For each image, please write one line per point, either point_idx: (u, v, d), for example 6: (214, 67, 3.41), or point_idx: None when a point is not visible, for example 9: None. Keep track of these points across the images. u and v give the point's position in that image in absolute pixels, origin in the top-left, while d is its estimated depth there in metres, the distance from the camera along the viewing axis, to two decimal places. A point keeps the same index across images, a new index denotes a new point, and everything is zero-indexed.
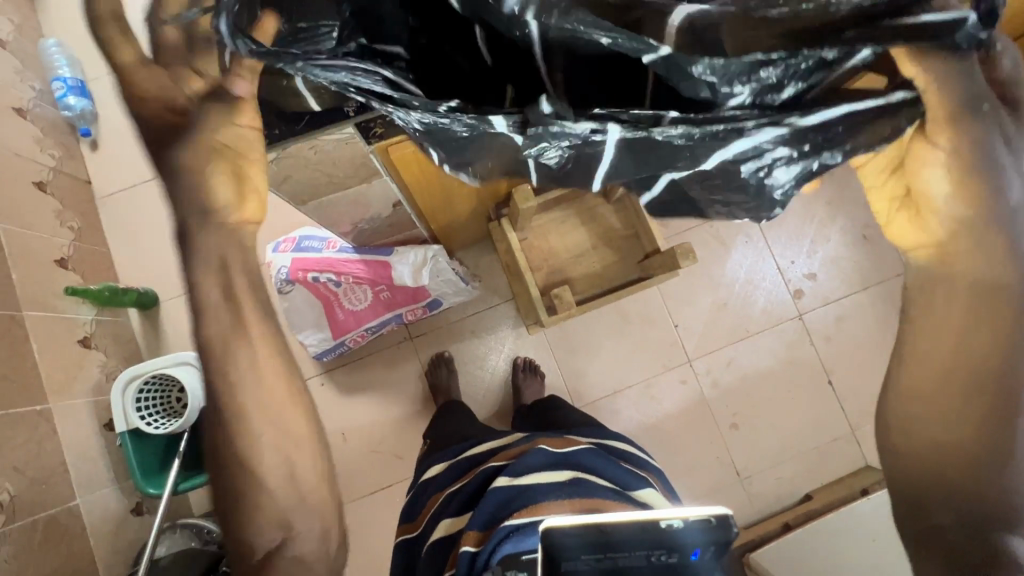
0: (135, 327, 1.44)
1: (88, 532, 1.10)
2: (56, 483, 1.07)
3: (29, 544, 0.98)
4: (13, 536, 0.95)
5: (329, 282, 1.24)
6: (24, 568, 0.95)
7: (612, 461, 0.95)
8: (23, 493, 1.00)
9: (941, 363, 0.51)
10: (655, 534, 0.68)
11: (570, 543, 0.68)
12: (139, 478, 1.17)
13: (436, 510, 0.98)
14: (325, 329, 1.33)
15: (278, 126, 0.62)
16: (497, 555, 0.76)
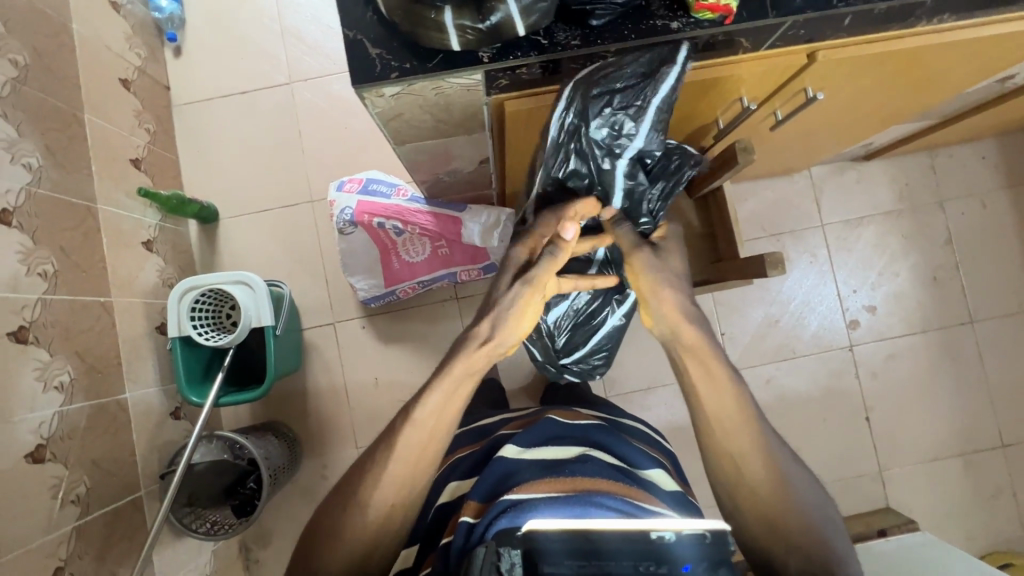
0: (193, 238, 1.47)
1: (132, 427, 1.13)
2: (110, 374, 1.10)
3: (81, 428, 1.02)
4: (68, 416, 0.99)
5: (392, 229, 1.24)
6: (74, 449, 0.99)
7: (622, 439, 0.88)
8: (81, 378, 1.03)
9: (733, 435, 0.66)
10: (644, 543, 0.60)
11: (554, 549, 0.60)
12: (183, 385, 1.19)
13: (441, 474, 0.93)
14: (377, 275, 1.34)
15: (409, 61, 0.61)
16: (491, 530, 0.65)
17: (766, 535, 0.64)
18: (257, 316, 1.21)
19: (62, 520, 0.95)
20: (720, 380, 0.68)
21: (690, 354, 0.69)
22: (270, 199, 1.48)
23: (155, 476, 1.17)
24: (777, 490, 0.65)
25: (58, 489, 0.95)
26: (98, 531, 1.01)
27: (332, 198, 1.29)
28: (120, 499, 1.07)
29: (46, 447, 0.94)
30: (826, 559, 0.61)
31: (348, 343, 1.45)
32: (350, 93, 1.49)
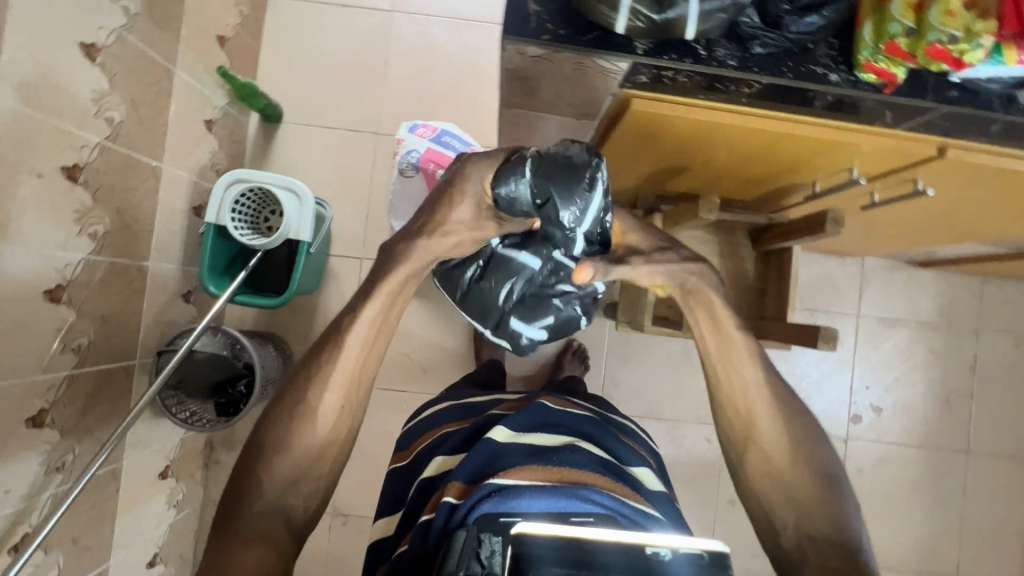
0: (250, 132, 1.44)
1: (144, 295, 1.12)
2: (140, 239, 1.09)
3: (99, 281, 1.00)
4: (91, 267, 0.98)
5: None
6: (89, 298, 0.98)
7: (613, 435, 0.86)
8: (113, 233, 1.02)
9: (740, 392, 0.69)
10: (639, 562, 0.54)
11: (543, 556, 0.53)
12: (205, 273, 1.18)
13: (428, 446, 0.92)
14: None
15: (565, 29, 0.60)
16: (473, 513, 0.65)
17: (770, 488, 0.65)
18: (295, 229, 1.19)
19: (59, 364, 0.94)
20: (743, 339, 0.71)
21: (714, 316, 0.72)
22: (337, 118, 1.46)
23: (152, 351, 1.17)
24: (781, 447, 0.66)
25: (62, 334, 0.93)
26: (87, 384, 1.00)
27: (401, 136, 1.28)
28: (115, 361, 1.07)
29: (65, 289, 0.93)
30: (820, 513, 0.63)
31: None
32: (447, 39, 1.47)
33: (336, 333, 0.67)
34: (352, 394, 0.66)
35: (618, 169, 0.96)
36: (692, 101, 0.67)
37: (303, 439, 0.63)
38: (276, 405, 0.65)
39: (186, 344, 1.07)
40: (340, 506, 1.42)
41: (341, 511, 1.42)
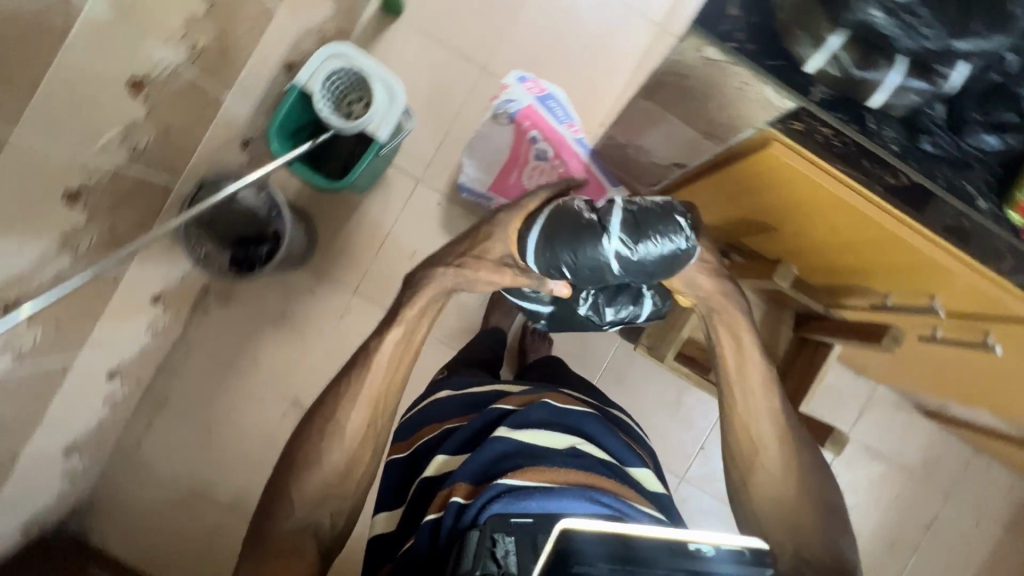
0: (364, 16, 1.41)
1: (205, 127, 1.11)
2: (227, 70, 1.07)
3: (175, 92, 0.98)
4: (176, 74, 0.95)
5: (539, 150, 1.21)
6: (161, 105, 0.97)
7: (611, 431, 0.84)
8: (208, 53, 1.00)
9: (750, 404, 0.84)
10: (683, 556, 0.59)
11: (593, 551, 0.56)
12: (274, 128, 1.15)
13: (431, 441, 0.87)
14: (490, 174, 1.31)
15: (753, 44, 0.57)
16: (485, 514, 0.66)
17: (764, 517, 0.79)
18: (373, 125, 1.16)
19: (110, 154, 0.92)
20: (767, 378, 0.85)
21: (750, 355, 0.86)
22: (453, 40, 1.42)
23: (193, 181, 1.16)
24: (784, 468, 0.81)
25: (126, 128, 0.92)
26: (126, 186, 0.99)
27: (507, 82, 1.24)
28: (157, 177, 1.06)
29: (147, 85, 0.91)
30: (815, 539, 0.77)
31: (416, 206, 1.43)
32: (588, 10, 1.43)
33: (366, 355, 0.85)
34: (375, 421, 0.83)
35: (710, 199, 0.93)
36: (829, 169, 0.64)
37: (328, 457, 0.80)
38: (312, 427, 0.82)
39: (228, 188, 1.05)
40: (301, 399, 1.43)
41: (301, 404, 1.43)
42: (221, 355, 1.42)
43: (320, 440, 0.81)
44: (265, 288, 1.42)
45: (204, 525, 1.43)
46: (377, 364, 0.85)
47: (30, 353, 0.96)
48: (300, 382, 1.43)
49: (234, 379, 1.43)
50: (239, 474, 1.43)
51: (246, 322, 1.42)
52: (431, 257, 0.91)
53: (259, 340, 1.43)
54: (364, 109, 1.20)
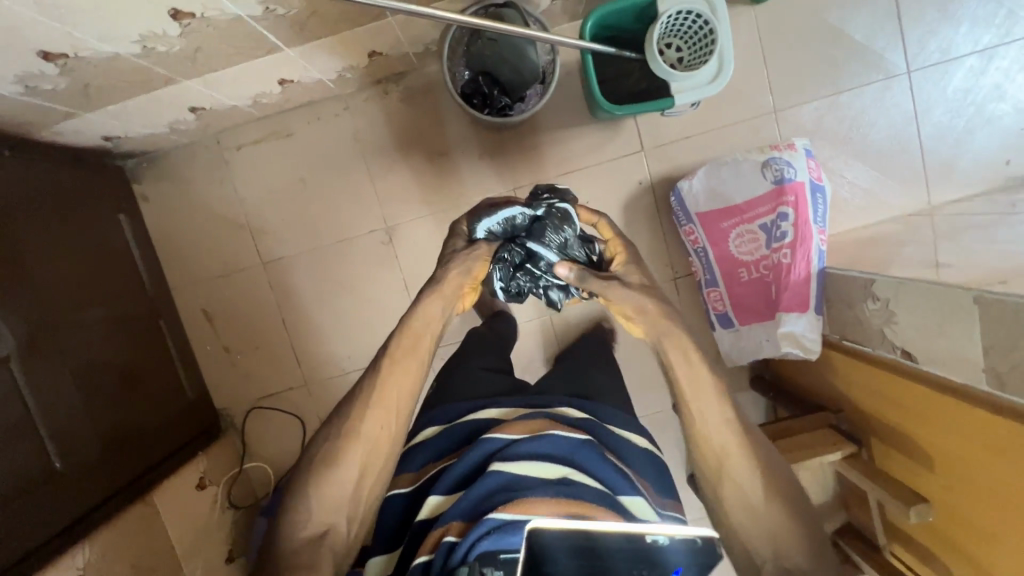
0: None
1: None
2: None
3: None
4: None
5: (776, 227, 1.17)
6: None
7: (604, 456, 0.75)
8: None
9: None
10: (641, 545, 0.61)
11: (558, 547, 0.60)
12: (600, 11, 1.07)
13: (430, 479, 0.80)
14: (709, 203, 1.26)
15: None
16: (473, 551, 0.61)
17: None
18: (679, 85, 1.08)
19: None
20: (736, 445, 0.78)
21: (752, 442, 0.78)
22: (775, 66, 1.34)
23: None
24: None
25: None
26: None
27: (796, 148, 1.20)
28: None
29: None
30: None
31: (620, 167, 1.36)
32: (888, 142, 1.38)
33: (370, 378, 0.83)
34: (386, 433, 0.80)
35: (899, 395, 0.94)
36: None
37: (343, 466, 0.78)
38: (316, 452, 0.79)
39: (547, 35, 0.97)
40: (396, 230, 1.38)
41: (391, 234, 1.38)
42: (364, 138, 1.34)
43: (324, 461, 0.78)
44: (448, 119, 1.34)
45: (235, 257, 1.38)
46: (394, 366, 0.83)
47: (274, 21, 0.87)
48: (407, 216, 1.38)
49: (357, 166, 1.35)
50: (295, 244, 1.38)
51: (407, 133, 1.35)
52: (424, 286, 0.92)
53: (404, 155, 1.35)
54: (674, 60, 1.11)
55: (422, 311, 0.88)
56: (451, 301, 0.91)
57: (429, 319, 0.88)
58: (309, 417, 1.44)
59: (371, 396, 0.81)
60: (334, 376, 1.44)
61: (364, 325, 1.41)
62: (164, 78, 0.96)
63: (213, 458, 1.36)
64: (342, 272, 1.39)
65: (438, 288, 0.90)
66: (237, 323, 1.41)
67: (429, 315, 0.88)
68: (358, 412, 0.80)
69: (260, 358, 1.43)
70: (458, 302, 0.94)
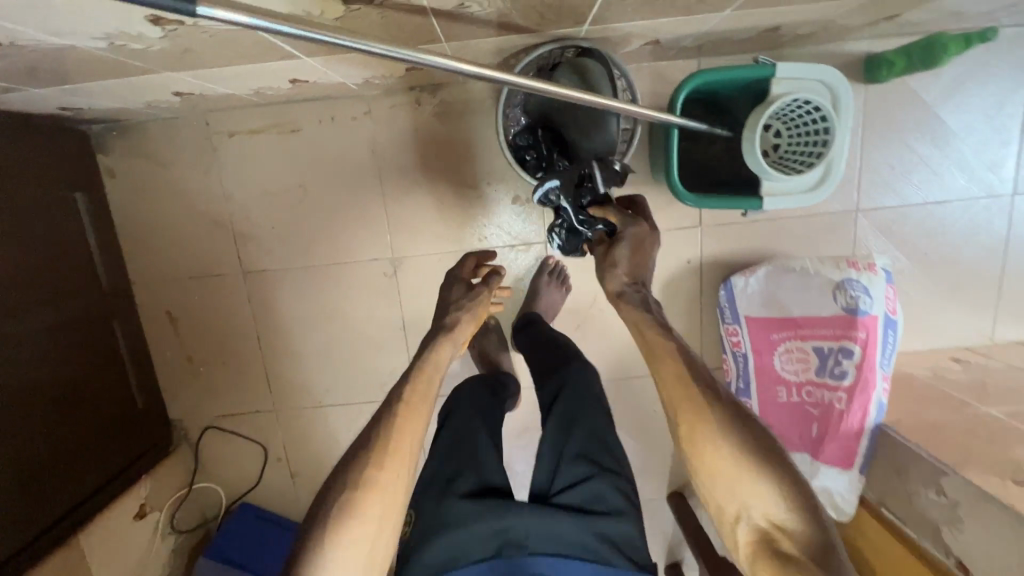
0: (841, 50, 1.10)
1: (644, 27, 0.82)
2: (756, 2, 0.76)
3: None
4: None
5: (834, 359, 1.02)
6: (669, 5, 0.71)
7: None
8: None
9: None
10: None
11: None
12: (709, 76, 0.87)
13: None
14: (763, 308, 1.10)
15: None
16: None
17: None
18: (773, 184, 0.90)
19: None
20: (735, 462, 0.63)
21: (768, 462, 0.63)
22: (871, 158, 1.15)
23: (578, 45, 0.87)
24: None
25: None
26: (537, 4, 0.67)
27: (877, 271, 1.03)
28: (551, 23, 0.75)
29: None
30: None
31: (671, 241, 1.18)
32: (979, 268, 1.20)
33: (382, 418, 0.71)
34: (401, 480, 0.68)
35: None
36: None
37: (354, 524, 0.64)
38: (324, 505, 0.66)
39: (632, 105, 0.76)
40: (403, 264, 1.19)
41: (397, 267, 1.19)
42: (382, 151, 1.13)
43: (332, 520, 0.64)
44: (485, 147, 1.13)
45: (210, 260, 1.19)
46: (410, 411, 0.71)
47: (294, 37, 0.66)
48: (418, 250, 1.18)
49: (369, 182, 1.15)
50: (284, 257, 1.19)
51: (435, 156, 1.13)
52: (432, 327, 0.83)
53: (427, 179, 1.14)
54: (768, 146, 0.95)
55: (432, 353, 0.78)
56: (459, 339, 0.83)
57: (439, 359, 0.79)
58: (274, 444, 1.30)
59: (387, 435, 0.69)
60: (306, 406, 1.28)
61: (349, 360, 1.25)
62: (139, 70, 0.74)
63: (159, 479, 1.22)
64: (334, 299, 1.21)
65: (450, 335, 0.82)
66: (205, 332, 1.23)
67: (438, 356, 0.79)
68: (371, 458, 0.67)
69: (226, 374, 1.26)
70: (463, 339, 0.85)
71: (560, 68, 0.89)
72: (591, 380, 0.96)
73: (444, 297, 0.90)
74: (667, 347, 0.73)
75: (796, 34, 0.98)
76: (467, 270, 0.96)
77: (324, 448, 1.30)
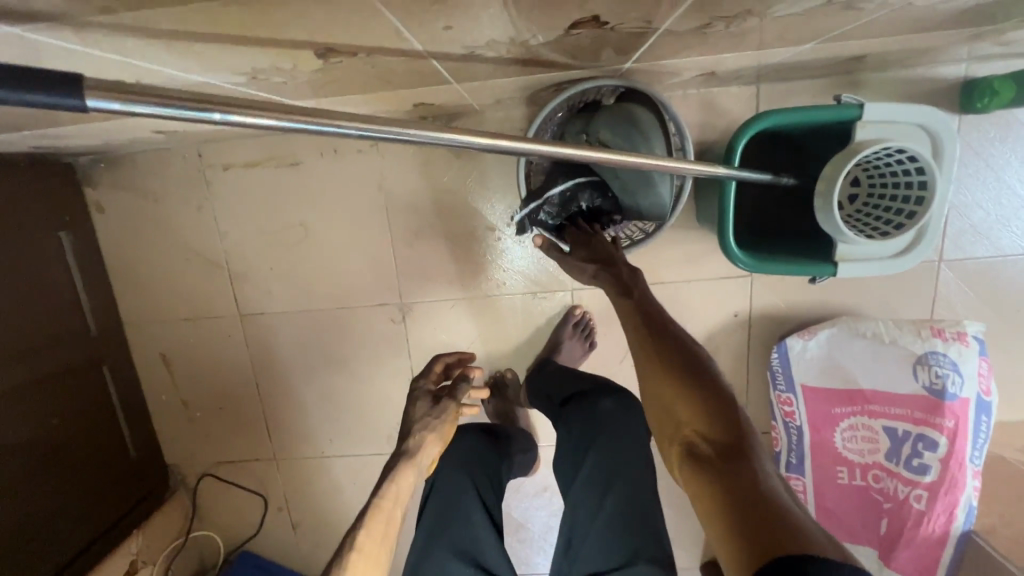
0: (933, 73, 0.92)
1: (698, 60, 0.67)
2: (842, 31, 0.60)
3: (792, 23, 0.54)
4: (832, 9, 0.50)
5: (912, 445, 0.87)
6: (733, 40, 0.56)
7: None
8: (877, 14, 0.54)
9: None
10: None
11: None
12: (780, 116, 0.71)
13: None
14: (825, 376, 0.94)
15: None
16: None
17: None
18: (850, 248, 0.74)
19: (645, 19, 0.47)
20: (661, 374, 0.57)
21: (695, 376, 0.56)
22: (962, 199, 0.97)
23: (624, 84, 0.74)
24: None
25: (651, 27, 0.49)
26: (566, 45, 0.54)
27: (968, 343, 0.87)
28: (584, 61, 0.61)
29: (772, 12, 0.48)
30: None
31: (718, 291, 1.03)
32: None
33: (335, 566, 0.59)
34: None
35: None
36: None
37: None
38: None
39: (684, 163, 0.61)
40: (412, 311, 1.07)
41: (406, 313, 1.07)
42: (390, 186, 1.01)
43: None
44: (505, 184, 0.99)
45: (205, 300, 1.09)
46: (367, 557, 0.59)
47: (270, 88, 0.54)
48: (429, 296, 1.06)
49: (375, 219, 1.03)
50: (284, 298, 1.08)
51: (450, 192, 1.01)
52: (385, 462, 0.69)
53: (439, 218, 1.02)
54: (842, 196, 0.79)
55: (391, 487, 0.65)
56: (421, 464, 0.70)
57: (398, 491, 0.66)
58: (274, 493, 1.21)
59: None
60: (306, 456, 1.18)
61: (353, 409, 1.14)
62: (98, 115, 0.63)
63: (152, 532, 1.14)
64: (336, 345, 1.10)
65: (413, 462, 0.69)
66: (201, 375, 1.15)
67: (398, 487, 0.66)
68: None
69: (223, 420, 1.17)
70: (428, 462, 0.72)
71: (600, 111, 0.75)
72: (634, 441, 0.77)
73: (406, 415, 0.76)
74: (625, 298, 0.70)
75: (882, 59, 0.81)
76: (431, 379, 0.81)
77: (326, 500, 1.20)
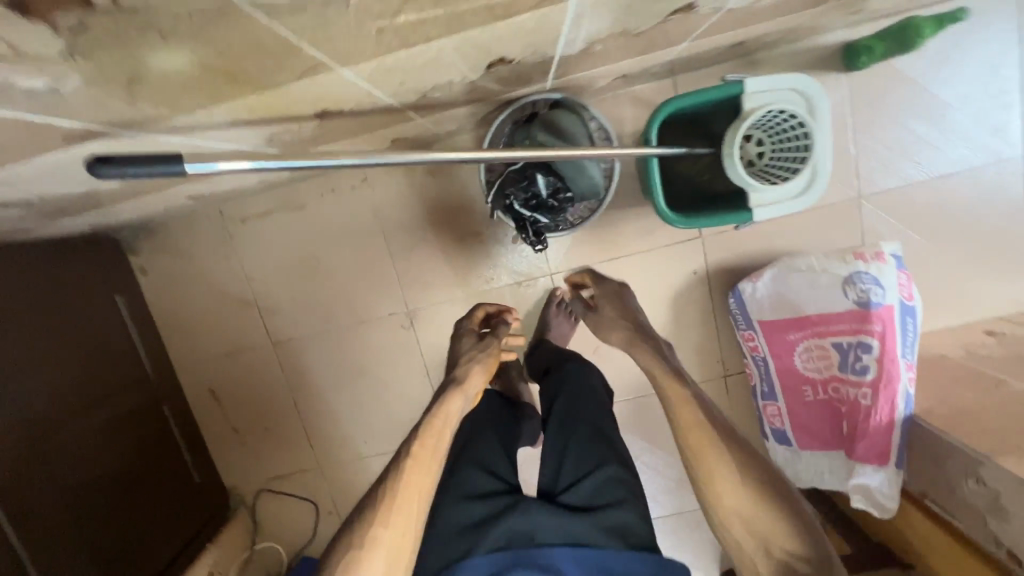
0: (815, 45, 1.10)
1: (606, 70, 0.85)
2: (706, 31, 0.79)
3: (659, 34, 0.72)
4: (681, 21, 0.68)
5: (854, 353, 1.01)
6: (620, 53, 0.74)
7: None
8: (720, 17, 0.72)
9: None
10: None
11: None
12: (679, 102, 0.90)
13: None
14: (777, 309, 1.10)
15: None
16: None
17: None
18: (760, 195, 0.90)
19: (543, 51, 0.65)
20: (745, 495, 0.68)
21: (777, 493, 0.68)
22: (864, 142, 1.14)
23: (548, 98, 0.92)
24: None
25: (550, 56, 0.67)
26: (494, 78, 0.72)
27: (886, 258, 1.02)
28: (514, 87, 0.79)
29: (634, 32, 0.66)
30: None
31: (675, 255, 1.19)
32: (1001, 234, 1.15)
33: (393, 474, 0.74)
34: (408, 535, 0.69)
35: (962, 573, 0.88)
36: None
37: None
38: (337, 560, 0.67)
39: (612, 147, 0.76)
40: (418, 315, 1.24)
41: (413, 319, 1.24)
42: (384, 213, 1.19)
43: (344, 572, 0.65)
44: (479, 195, 1.17)
45: (241, 336, 1.27)
46: (417, 467, 0.74)
47: (282, 146, 0.72)
48: (430, 300, 1.23)
49: (375, 243, 1.21)
50: (307, 323, 1.26)
51: (434, 210, 1.19)
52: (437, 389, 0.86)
53: (429, 233, 1.20)
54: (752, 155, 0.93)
55: (444, 401, 0.82)
56: (468, 391, 0.85)
57: (452, 407, 0.82)
58: (322, 498, 1.36)
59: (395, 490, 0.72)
60: (346, 459, 1.34)
61: (380, 410, 1.30)
62: (154, 188, 0.82)
63: (222, 548, 1.27)
64: (358, 357, 1.27)
65: (464, 386, 0.85)
66: (246, 403, 1.31)
67: (452, 402, 0.82)
68: (381, 512, 0.69)
69: (270, 439, 1.33)
70: (474, 390, 0.87)
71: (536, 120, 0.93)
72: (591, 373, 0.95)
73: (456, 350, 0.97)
74: (677, 383, 0.78)
75: (762, 42, 0.99)
76: (473, 321, 1.03)
77: None
